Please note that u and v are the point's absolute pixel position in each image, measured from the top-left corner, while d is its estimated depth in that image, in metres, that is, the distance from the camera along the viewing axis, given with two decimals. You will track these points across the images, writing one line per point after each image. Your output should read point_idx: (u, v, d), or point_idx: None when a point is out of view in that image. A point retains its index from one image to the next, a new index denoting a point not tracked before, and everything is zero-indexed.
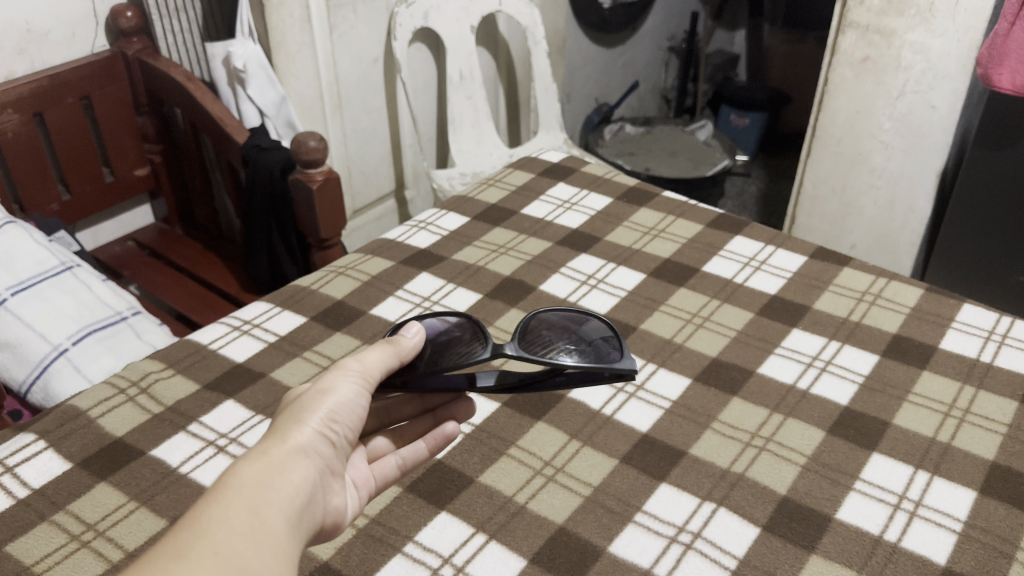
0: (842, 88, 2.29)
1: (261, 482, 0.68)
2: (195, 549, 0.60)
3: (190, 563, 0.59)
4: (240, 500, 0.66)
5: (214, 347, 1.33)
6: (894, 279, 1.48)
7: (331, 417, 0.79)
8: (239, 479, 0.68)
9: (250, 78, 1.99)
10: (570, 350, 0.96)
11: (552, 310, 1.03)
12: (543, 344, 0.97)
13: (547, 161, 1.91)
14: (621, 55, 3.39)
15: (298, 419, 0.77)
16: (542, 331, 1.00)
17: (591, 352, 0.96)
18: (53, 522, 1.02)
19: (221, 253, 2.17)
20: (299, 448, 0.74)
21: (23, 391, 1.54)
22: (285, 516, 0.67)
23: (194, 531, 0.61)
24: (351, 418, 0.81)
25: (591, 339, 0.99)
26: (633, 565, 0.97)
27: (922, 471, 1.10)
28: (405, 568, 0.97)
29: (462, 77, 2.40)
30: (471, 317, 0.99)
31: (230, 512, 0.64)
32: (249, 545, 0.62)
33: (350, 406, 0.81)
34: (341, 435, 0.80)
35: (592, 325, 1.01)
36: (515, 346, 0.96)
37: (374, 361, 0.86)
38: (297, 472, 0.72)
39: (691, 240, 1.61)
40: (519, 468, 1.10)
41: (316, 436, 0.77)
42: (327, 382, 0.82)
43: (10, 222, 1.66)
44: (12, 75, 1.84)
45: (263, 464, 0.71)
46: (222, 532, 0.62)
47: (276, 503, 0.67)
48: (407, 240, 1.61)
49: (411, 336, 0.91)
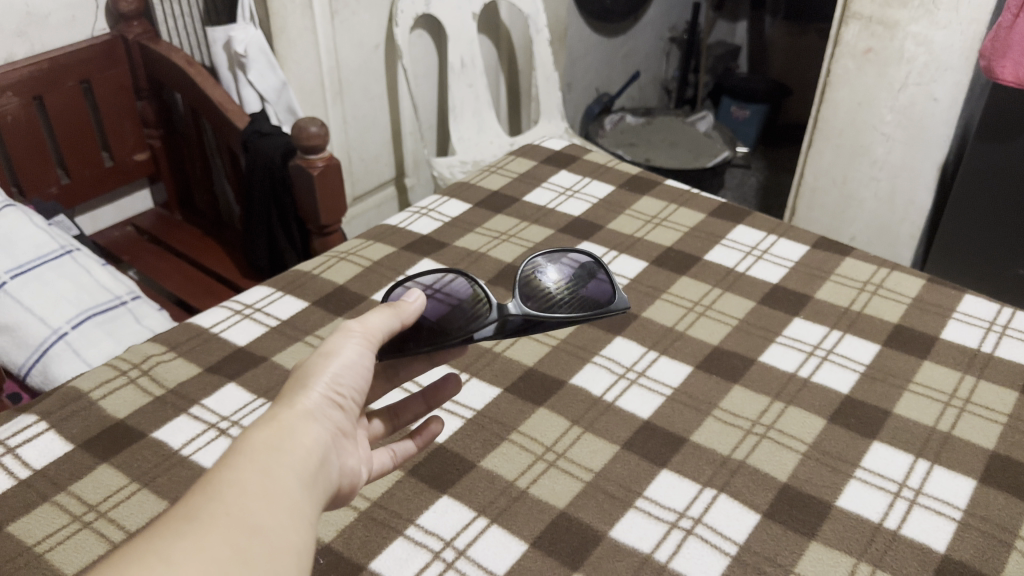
0: (844, 80, 2.29)
1: (272, 446, 0.68)
2: (207, 510, 0.60)
3: (203, 523, 0.59)
4: (252, 463, 0.65)
5: (215, 331, 1.32)
6: (896, 269, 1.48)
7: (336, 381, 0.78)
8: (250, 443, 0.67)
9: (251, 64, 1.98)
10: (566, 297, 1.01)
11: (544, 252, 1.07)
12: (541, 292, 1.00)
13: (549, 148, 1.91)
14: (622, 45, 3.38)
15: (304, 384, 0.76)
16: (531, 277, 1.02)
17: (588, 293, 1.03)
18: (55, 503, 1.02)
19: (220, 238, 2.18)
20: (307, 412, 0.74)
21: (22, 374, 1.54)
22: (298, 476, 0.67)
23: (206, 494, 0.61)
24: (357, 379, 0.80)
25: (584, 278, 1.04)
26: (633, 550, 0.98)
27: (922, 460, 1.10)
28: (407, 550, 0.97)
29: (463, 64, 2.38)
30: (466, 273, 0.98)
31: (241, 475, 0.64)
32: (262, 505, 0.62)
33: (354, 367, 0.80)
34: (350, 398, 0.79)
35: (573, 259, 1.06)
36: (518, 302, 0.98)
37: (375, 324, 0.85)
38: (307, 435, 0.71)
39: (693, 228, 1.60)
40: (521, 453, 1.11)
41: (323, 400, 0.76)
42: (329, 345, 0.81)
43: (9, 206, 1.66)
44: (11, 58, 1.82)
45: (272, 429, 0.70)
46: (234, 494, 0.62)
47: (287, 464, 0.67)
48: (408, 226, 1.61)
49: (412, 301, 0.89)
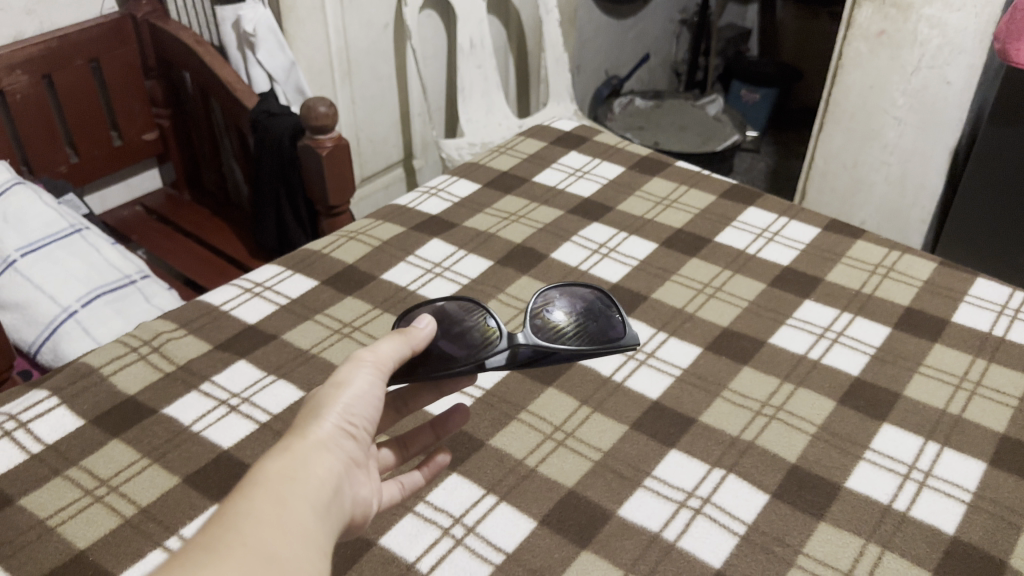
0: (857, 63, 2.27)
1: (286, 478, 0.65)
2: (225, 541, 0.58)
3: (221, 554, 0.57)
4: (266, 494, 0.63)
5: (225, 309, 1.33)
6: (908, 253, 1.47)
7: (349, 411, 0.75)
8: (264, 474, 0.65)
9: (260, 43, 1.97)
10: (574, 329, 1.00)
11: (556, 287, 1.06)
12: (550, 325, 1.00)
13: (559, 129, 1.90)
14: (632, 27, 3.36)
15: (316, 414, 0.73)
16: (541, 312, 1.02)
17: (598, 328, 1.01)
18: (66, 477, 1.03)
19: (229, 219, 2.18)
20: (320, 443, 0.71)
21: (32, 352, 1.55)
22: (313, 509, 0.64)
23: (224, 525, 0.59)
24: (369, 409, 0.77)
25: (594, 313, 1.03)
26: (642, 528, 0.98)
27: (932, 442, 1.10)
28: (416, 526, 0.97)
29: (472, 45, 2.37)
30: (479, 302, 0.99)
31: (256, 507, 0.62)
32: (279, 535, 0.60)
33: (366, 397, 0.77)
34: (363, 427, 0.76)
35: (584, 293, 1.06)
36: (528, 333, 0.98)
37: (386, 353, 0.82)
38: (320, 466, 0.69)
39: (703, 210, 1.60)
40: (530, 432, 1.11)
41: (336, 431, 0.73)
42: (341, 375, 0.78)
43: (17, 183, 1.65)
44: (19, 36, 1.82)
45: (286, 460, 0.67)
46: (250, 525, 0.60)
47: (301, 496, 0.64)
48: (418, 206, 1.61)
49: (422, 327, 0.88)
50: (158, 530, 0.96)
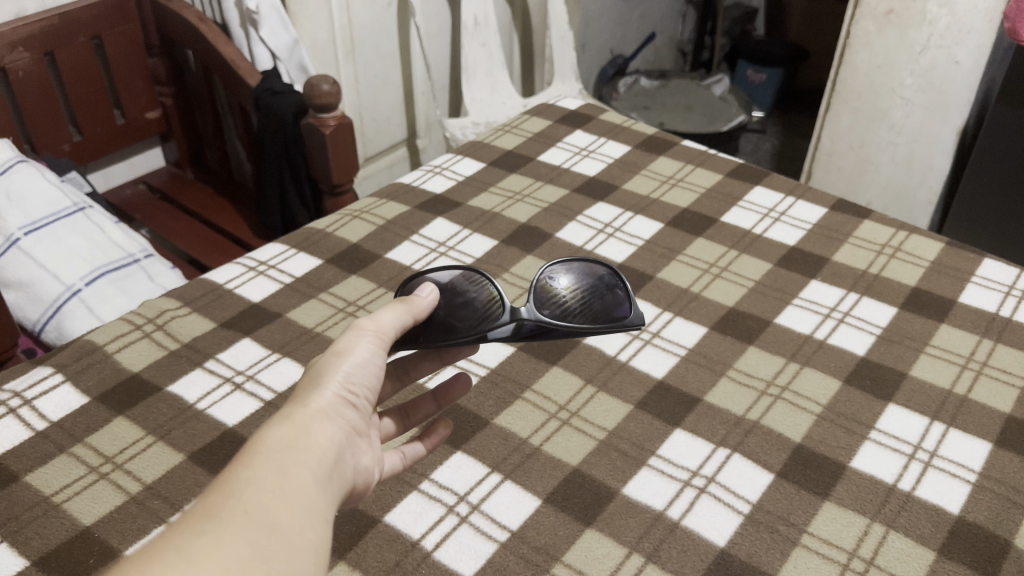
0: (865, 42, 2.24)
1: (288, 446, 0.65)
2: (226, 509, 0.58)
3: (223, 521, 0.57)
4: (267, 463, 0.63)
5: (229, 287, 1.32)
6: (915, 233, 1.46)
7: (350, 379, 0.75)
8: (264, 442, 0.65)
9: (263, 20, 1.94)
10: (578, 305, 0.99)
11: (564, 262, 1.05)
12: (555, 300, 0.99)
13: (564, 108, 1.89)
14: (638, 5, 3.33)
15: (317, 383, 0.73)
16: (546, 287, 1.01)
17: (604, 305, 1.00)
18: (71, 454, 1.03)
19: (232, 197, 2.18)
20: (322, 411, 0.71)
21: (37, 330, 1.55)
22: (314, 476, 0.64)
23: (224, 492, 0.59)
24: (370, 378, 0.77)
25: (600, 290, 1.02)
26: (646, 507, 0.98)
27: (938, 422, 1.10)
28: (422, 504, 0.98)
29: (477, 23, 2.34)
30: (484, 273, 0.98)
31: (258, 474, 0.61)
32: (280, 503, 0.60)
33: (367, 365, 0.77)
34: (364, 396, 0.76)
35: (590, 269, 1.04)
36: (532, 309, 0.97)
37: (387, 322, 0.82)
38: (321, 434, 0.68)
39: (709, 189, 1.59)
40: (534, 411, 1.11)
41: (337, 399, 0.73)
42: (341, 344, 0.78)
43: (20, 161, 1.64)
44: (22, 13, 1.81)
45: (287, 428, 0.67)
46: (252, 492, 0.60)
47: (302, 464, 0.64)
48: (421, 185, 1.60)
49: (424, 296, 0.88)
50: (163, 507, 0.96)
